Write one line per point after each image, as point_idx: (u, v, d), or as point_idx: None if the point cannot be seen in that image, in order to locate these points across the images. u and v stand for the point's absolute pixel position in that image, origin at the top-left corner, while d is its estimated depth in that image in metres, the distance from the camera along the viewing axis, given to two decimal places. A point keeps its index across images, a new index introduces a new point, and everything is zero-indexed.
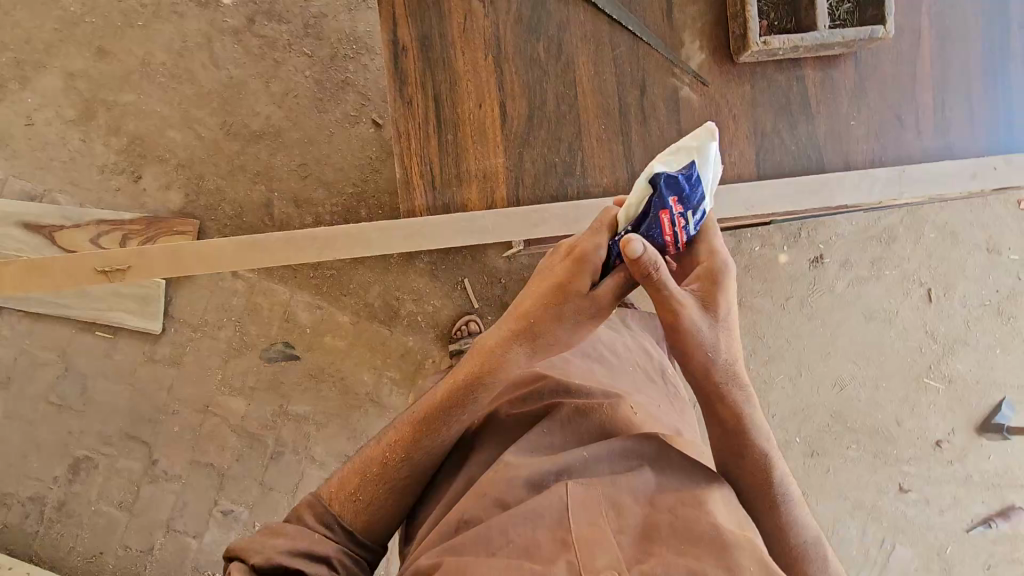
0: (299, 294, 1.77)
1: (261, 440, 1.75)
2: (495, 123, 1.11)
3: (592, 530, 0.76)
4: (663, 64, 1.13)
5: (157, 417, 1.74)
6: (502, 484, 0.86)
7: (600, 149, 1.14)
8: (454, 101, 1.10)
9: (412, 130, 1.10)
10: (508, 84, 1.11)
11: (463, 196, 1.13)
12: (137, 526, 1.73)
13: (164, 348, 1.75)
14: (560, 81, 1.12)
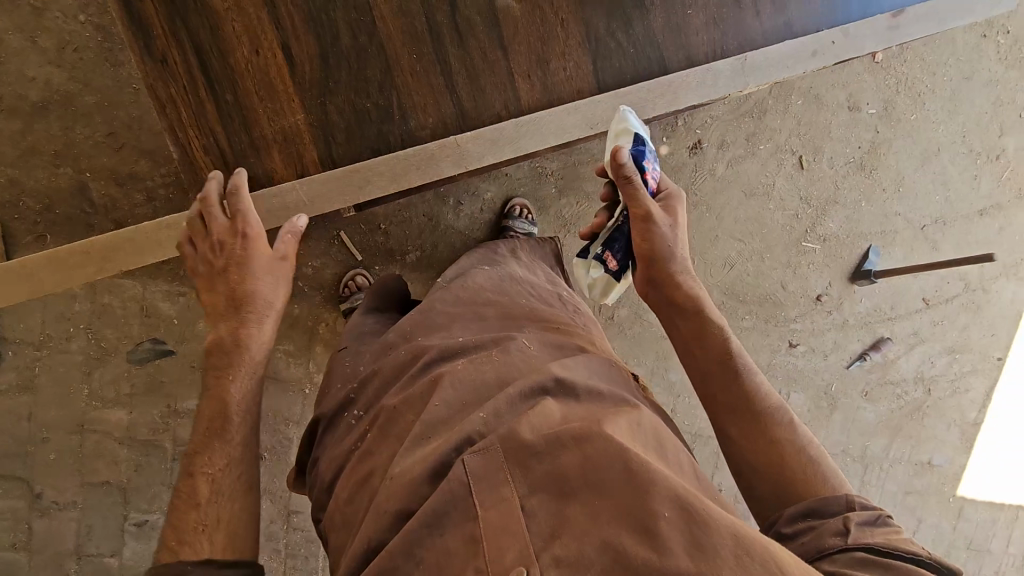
0: (153, 285, 1.56)
1: (157, 445, 1.62)
2: (280, 73, 1.16)
3: (501, 512, 0.71)
4: None
5: (26, 449, 1.55)
6: (401, 489, 0.79)
7: (415, 82, 1.22)
8: (225, 51, 1.12)
9: (179, 96, 1.12)
10: (288, 23, 1.14)
11: (268, 165, 1.21)
12: (42, 562, 1.59)
13: (7, 375, 1.52)
14: (350, 9, 1.16)
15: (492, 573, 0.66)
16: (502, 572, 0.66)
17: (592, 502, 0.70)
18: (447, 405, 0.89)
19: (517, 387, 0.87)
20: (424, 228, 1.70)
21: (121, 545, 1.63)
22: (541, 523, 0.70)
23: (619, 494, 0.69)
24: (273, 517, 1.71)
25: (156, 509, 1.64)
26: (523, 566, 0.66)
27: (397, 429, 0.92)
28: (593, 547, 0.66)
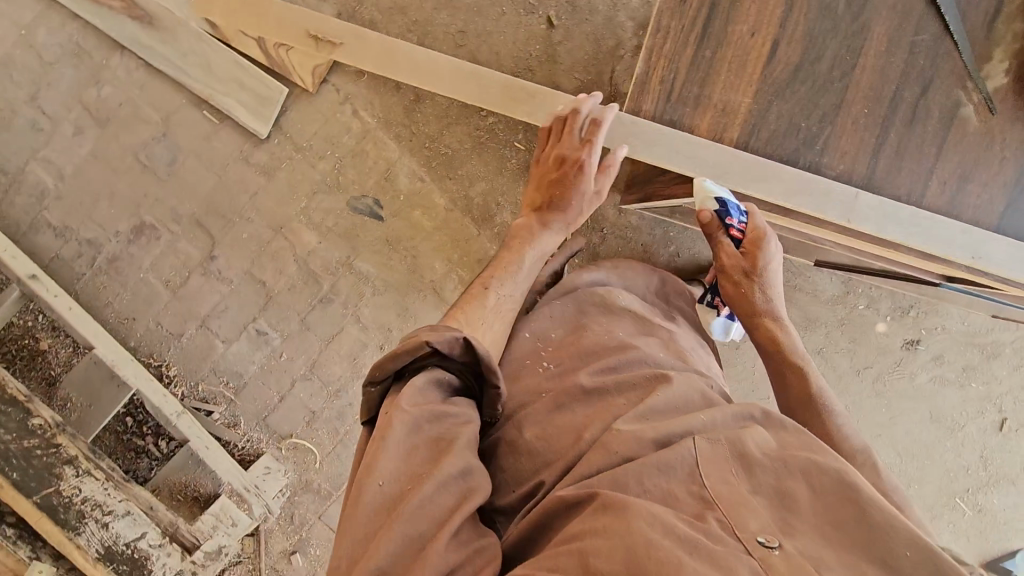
0: (407, 159, 1.71)
1: (318, 280, 1.74)
2: (759, 59, 1.02)
3: (729, 489, 0.71)
4: (960, 71, 1.00)
5: (231, 217, 1.73)
6: (627, 441, 0.80)
7: (852, 130, 1.02)
8: (729, 17, 1.02)
9: (674, 27, 1.02)
10: (795, 19, 1.01)
11: (694, 119, 1.06)
12: (176, 308, 1.74)
13: (261, 155, 1.70)
14: (845, 43, 1.01)
15: (732, 530, 0.66)
16: (743, 533, 0.65)
17: (822, 527, 0.67)
18: (664, 399, 0.88)
19: (731, 406, 0.84)
20: (635, 255, 1.75)
21: (235, 337, 1.75)
22: (770, 516, 0.68)
23: (860, 528, 0.66)
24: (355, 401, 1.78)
25: (280, 329, 1.76)
26: (770, 532, 0.65)
27: (609, 404, 0.91)
28: (832, 556, 0.64)
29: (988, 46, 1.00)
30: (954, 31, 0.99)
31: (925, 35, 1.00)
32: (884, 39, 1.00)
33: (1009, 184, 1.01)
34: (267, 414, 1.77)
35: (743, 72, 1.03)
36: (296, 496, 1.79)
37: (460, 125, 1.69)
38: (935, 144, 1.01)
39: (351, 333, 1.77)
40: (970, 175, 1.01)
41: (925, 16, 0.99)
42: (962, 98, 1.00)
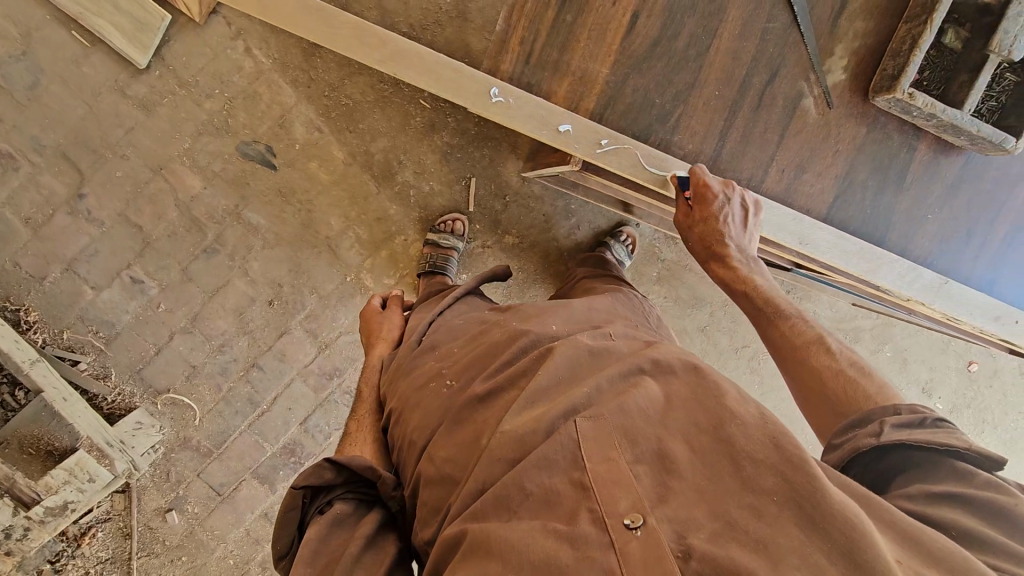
0: (304, 107, 1.62)
1: (201, 229, 1.64)
2: (619, 30, 1.02)
3: (608, 468, 0.73)
4: (804, 63, 1.04)
5: (103, 152, 1.58)
6: (511, 443, 0.80)
7: (703, 112, 1.06)
8: None
9: None
10: None
11: (552, 85, 1.06)
12: (38, 249, 1.59)
13: (139, 86, 1.55)
14: (702, 22, 1.02)
15: (601, 518, 0.69)
16: (612, 518, 0.69)
17: (699, 484, 0.71)
18: (547, 377, 0.88)
19: (614, 366, 0.87)
20: (536, 225, 1.76)
21: (107, 284, 1.63)
22: (646, 487, 0.72)
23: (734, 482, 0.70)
24: (240, 357, 1.72)
25: (157, 278, 1.65)
26: (636, 512, 0.69)
27: (501, 402, 0.90)
28: (701, 513, 0.68)
29: (832, 41, 1.04)
30: (801, 23, 1.02)
31: (777, 23, 1.02)
32: (738, 23, 1.02)
33: (839, 177, 1.09)
34: (141, 367, 1.68)
35: (603, 43, 1.03)
36: (172, 453, 1.73)
37: (362, 75, 1.60)
38: (777, 132, 1.07)
39: (237, 287, 1.69)
40: (806, 164, 1.09)
41: (778, 4, 1.02)
42: (804, 90, 1.05)
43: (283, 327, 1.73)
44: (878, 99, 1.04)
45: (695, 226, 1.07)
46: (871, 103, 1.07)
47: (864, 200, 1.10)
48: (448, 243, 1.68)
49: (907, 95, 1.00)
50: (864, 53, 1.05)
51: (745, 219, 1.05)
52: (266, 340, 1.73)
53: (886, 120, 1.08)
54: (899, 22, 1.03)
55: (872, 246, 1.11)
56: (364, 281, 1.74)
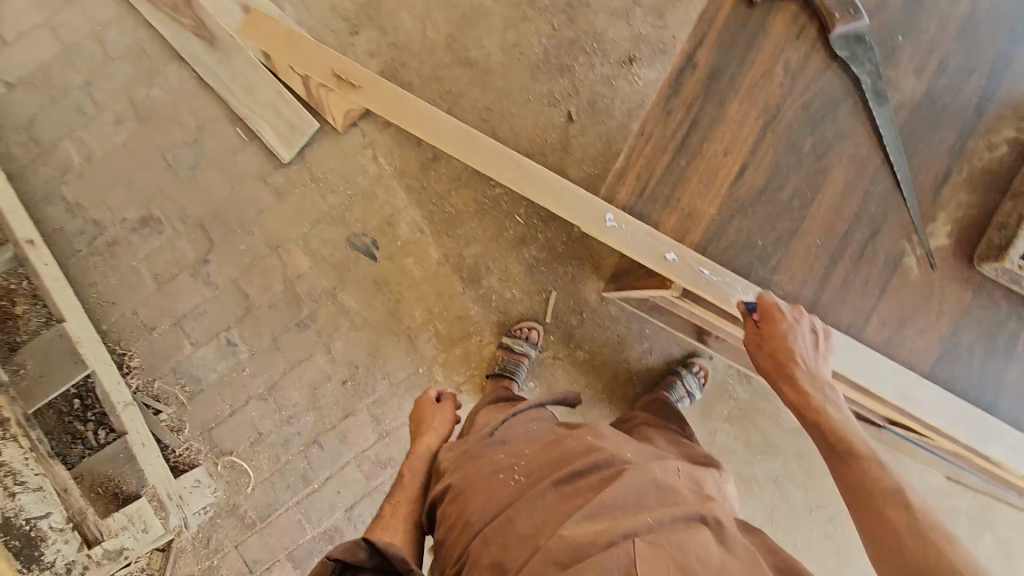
0: (413, 210, 1.80)
1: (299, 304, 1.78)
2: (727, 178, 1.08)
3: None
4: (905, 224, 1.07)
5: (234, 227, 1.79)
6: (565, 549, 0.79)
7: (803, 257, 1.08)
8: (707, 137, 1.08)
9: (654, 135, 1.07)
10: (761, 151, 1.07)
11: (659, 218, 1.09)
12: (156, 302, 1.77)
13: (278, 177, 1.80)
14: (806, 176, 1.08)
15: None
16: None
17: None
18: (614, 495, 0.87)
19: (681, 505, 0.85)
20: (609, 344, 1.79)
21: (205, 342, 1.77)
22: None
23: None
24: (305, 431, 1.76)
25: (250, 344, 1.77)
26: None
27: (560, 509, 0.89)
28: None
29: (933, 208, 1.08)
30: (905, 190, 1.07)
31: (879, 186, 1.07)
32: (841, 182, 1.08)
33: (943, 337, 1.08)
34: (213, 426, 1.75)
35: (713, 183, 1.08)
36: (218, 518, 1.73)
37: (468, 189, 1.79)
38: (878, 286, 1.08)
39: (317, 362, 1.78)
40: (909, 320, 1.08)
41: (881, 169, 1.07)
42: (907, 249, 1.08)
43: (350, 408, 1.77)
44: (984, 267, 1.06)
45: (765, 350, 1.05)
46: (977, 269, 1.08)
47: (971, 362, 1.07)
48: (521, 348, 1.73)
49: (1018, 266, 1.00)
50: (967, 222, 1.08)
51: (818, 345, 1.03)
52: (332, 418, 1.77)
53: (993, 288, 1.07)
54: (1005, 196, 1.07)
55: (979, 411, 1.06)
56: (434, 374, 1.79)
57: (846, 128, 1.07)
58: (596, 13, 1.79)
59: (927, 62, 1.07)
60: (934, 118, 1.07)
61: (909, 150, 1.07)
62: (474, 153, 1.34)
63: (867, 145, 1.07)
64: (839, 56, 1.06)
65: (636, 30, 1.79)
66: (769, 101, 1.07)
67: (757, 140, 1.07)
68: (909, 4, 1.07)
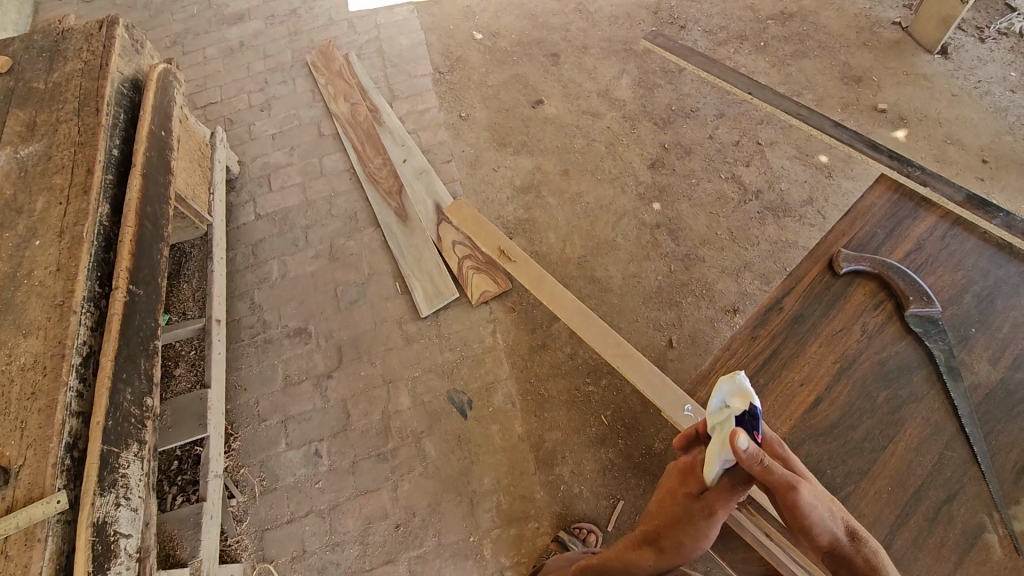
0: (511, 383, 2.00)
1: (387, 436, 1.94)
2: (801, 404, 1.13)
3: None
4: (988, 501, 1.05)
5: (362, 355, 2.10)
6: None
7: (871, 497, 1.05)
8: (785, 366, 1.16)
9: (738, 351, 1.17)
10: (838, 387, 1.15)
11: None
12: (275, 398, 2.04)
13: (412, 326, 2.14)
14: (876, 423, 1.11)
15: None
16: None
17: None
18: None
19: None
20: None
21: (298, 446, 1.95)
22: None
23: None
24: (342, 564, 1.76)
25: (332, 459, 1.92)
26: None
27: None
28: None
29: (1016, 490, 1.07)
30: (982, 463, 1.07)
31: (955, 453, 1.08)
32: (914, 439, 1.10)
33: None
34: (268, 528, 1.83)
35: (787, 407, 1.13)
36: None
37: (564, 380, 1.98)
38: (954, 556, 1.00)
39: (381, 497, 1.85)
40: None
41: (956, 438, 1.10)
42: (987, 523, 1.03)
43: (392, 555, 1.77)
44: None
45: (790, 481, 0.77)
46: None
47: None
48: (574, 547, 1.67)
49: None
50: None
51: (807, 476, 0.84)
52: (372, 560, 1.76)
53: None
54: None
55: None
56: (482, 548, 1.76)
57: (920, 391, 1.15)
58: (708, 268, 2.11)
59: (1003, 352, 1.19)
60: (1011, 405, 1.14)
61: (988, 427, 1.10)
62: (588, 330, 1.53)
63: (941, 411, 1.12)
64: (914, 329, 1.19)
65: (742, 288, 2.06)
66: (846, 350, 1.18)
67: (831, 381, 1.15)
68: (981, 304, 1.22)
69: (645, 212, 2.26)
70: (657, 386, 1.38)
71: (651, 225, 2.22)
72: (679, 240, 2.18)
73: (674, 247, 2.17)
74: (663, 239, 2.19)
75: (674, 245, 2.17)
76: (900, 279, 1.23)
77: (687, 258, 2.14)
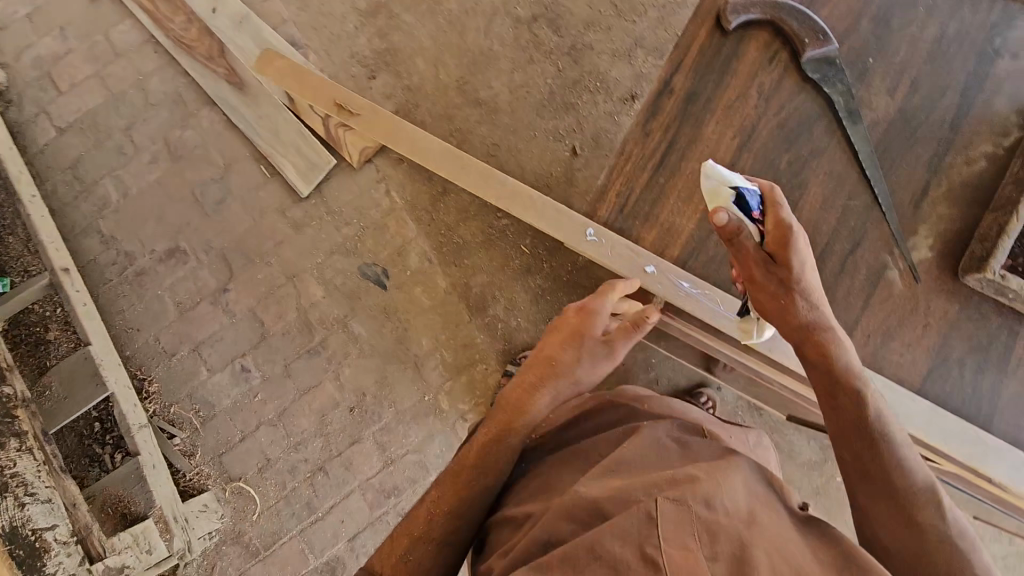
0: (422, 241, 1.86)
1: (311, 331, 1.84)
2: None
3: (682, 556, 0.65)
4: (887, 237, 1.14)
5: (253, 257, 1.88)
6: (582, 506, 0.78)
7: None
8: (684, 155, 1.15)
9: (632, 156, 1.15)
10: (737, 170, 1.15)
11: (639, 233, 1.18)
12: (176, 329, 1.85)
13: (297, 210, 1.89)
14: (784, 193, 1.15)
15: None
16: None
17: None
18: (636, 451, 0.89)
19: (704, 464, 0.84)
20: (615, 373, 1.77)
21: (221, 368, 1.83)
22: None
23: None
24: (311, 458, 1.78)
25: (263, 369, 1.82)
26: None
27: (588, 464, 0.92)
28: None
29: (914, 222, 1.15)
30: (883, 204, 1.14)
31: (856, 202, 1.14)
32: (819, 198, 1.15)
33: (931, 351, 1.12)
34: (223, 451, 1.79)
35: (690, 203, 1.16)
36: (225, 545, 1.75)
37: (475, 221, 1.85)
38: (860, 301, 1.13)
39: (326, 388, 1.82)
40: (894, 333, 1.13)
41: (857, 186, 1.14)
42: (888, 262, 1.14)
43: (356, 436, 1.79)
44: (968, 278, 1.11)
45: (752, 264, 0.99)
46: (961, 282, 1.13)
47: (960, 377, 1.12)
48: None
49: (999, 276, 1.07)
50: (946, 236, 1.14)
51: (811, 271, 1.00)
52: (338, 446, 1.79)
53: (980, 301, 1.13)
54: (985, 211, 1.14)
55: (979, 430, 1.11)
56: (440, 403, 1.80)
57: (820, 146, 1.15)
58: (598, 56, 1.89)
59: (900, 81, 1.16)
60: (909, 134, 1.15)
61: (884, 164, 1.14)
62: (470, 174, 1.40)
63: (843, 160, 1.15)
64: (811, 76, 1.14)
65: (636, 70, 1.87)
66: (745, 122, 1.15)
67: (732, 161, 1.15)
68: (879, 28, 1.17)
69: (517, 5, 1.92)
70: (550, 218, 1.32)
71: (527, 20, 1.92)
72: (561, 31, 1.91)
73: (558, 40, 1.90)
74: (543, 34, 1.91)
75: (557, 38, 1.90)
76: (792, 21, 1.13)
77: (573, 50, 1.90)
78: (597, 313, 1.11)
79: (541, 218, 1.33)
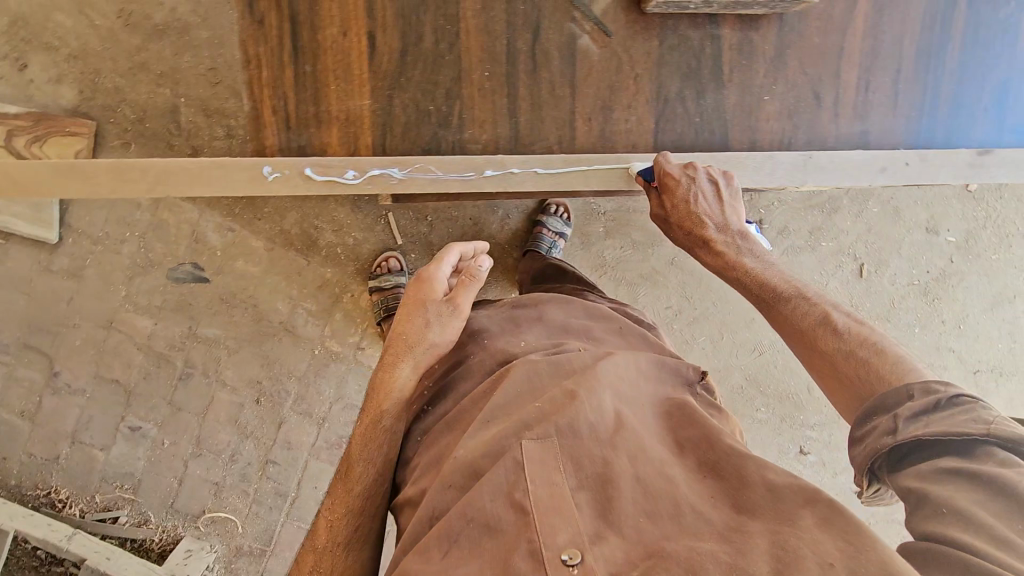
0: (209, 214, 1.65)
1: (169, 360, 1.71)
2: (360, 58, 1.08)
3: (550, 495, 0.77)
4: (561, 6, 1.10)
5: (58, 329, 1.67)
6: (458, 469, 0.85)
7: (481, 99, 1.12)
8: (314, 26, 1.06)
9: (263, 56, 1.07)
10: (379, 14, 1.07)
11: (321, 138, 1.11)
12: (40, 436, 1.71)
13: (60, 258, 1.63)
14: (440, 14, 1.08)
15: (540, 551, 0.72)
16: (549, 553, 0.72)
17: (639, 517, 0.77)
18: (503, 395, 0.93)
19: (571, 380, 0.91)
20: (467, 231, 1.73)
21: (111, 442, 1.73)
22: (586, 523, 0.75)
23: (668, 508, 0.77)
24: (253, 459, 1.78)
25: (152, 419, 1.73)
26: (574, 548, 0.72)
27: (467, 419, 0.98)
28: (637, 533, 0.75)
29: None
30: None
31: None
32: None
33: (650, 100, 1.14)
34: (173, 501, 1.77)
35: (352, 77, 1.09)
36: (232, 563, 1.81)
37: None
38: (565, 84, 1.13)
39: (222, 399, 1.75)
40: (611, 102, 1.14)
41: None
42: (575, 30, 1.11)
43: (278, 418, 1.78)
44: (650, 8, 1.09)
45: (658, 211, 1.11)
46: (649, 13, 1.11)
47: (683, 111, 1.15)
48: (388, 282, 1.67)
49: None
50: None
51: (718, 194, 1.07)
52: (268, 434, 1.78)
53: (673, 23, 1.12)
54: None
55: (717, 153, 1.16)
56: (331, 348, 1.76)
57: None
58: None
59: None
60: None
61: None
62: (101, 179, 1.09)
63: None
64: None
65: None
66: None
67: (367, 3, 1.06)
68: None
69: None
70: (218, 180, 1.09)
71: None
72: None
73: None
74: None
75: None
76: None
77: None
78: (433, 278, 1.09)
79: (209, 184, 1.10)
